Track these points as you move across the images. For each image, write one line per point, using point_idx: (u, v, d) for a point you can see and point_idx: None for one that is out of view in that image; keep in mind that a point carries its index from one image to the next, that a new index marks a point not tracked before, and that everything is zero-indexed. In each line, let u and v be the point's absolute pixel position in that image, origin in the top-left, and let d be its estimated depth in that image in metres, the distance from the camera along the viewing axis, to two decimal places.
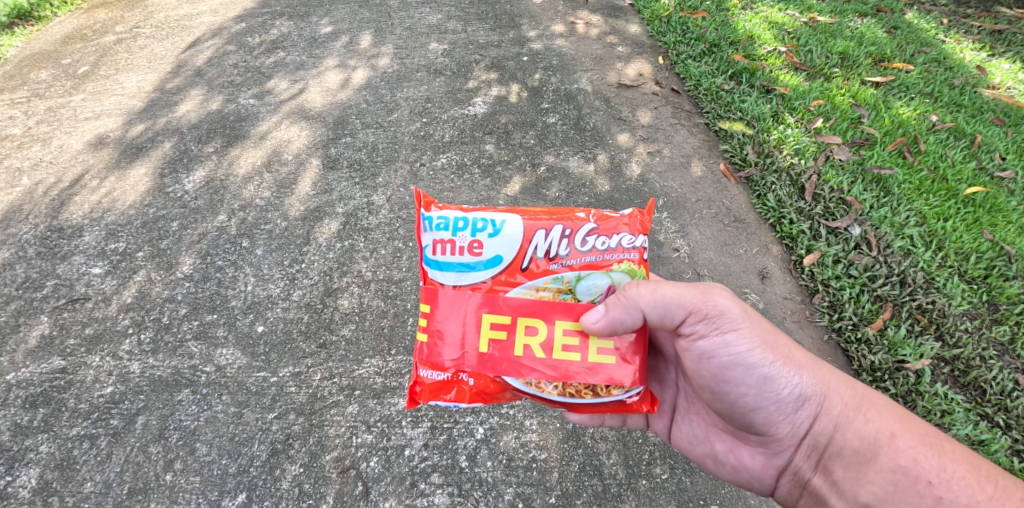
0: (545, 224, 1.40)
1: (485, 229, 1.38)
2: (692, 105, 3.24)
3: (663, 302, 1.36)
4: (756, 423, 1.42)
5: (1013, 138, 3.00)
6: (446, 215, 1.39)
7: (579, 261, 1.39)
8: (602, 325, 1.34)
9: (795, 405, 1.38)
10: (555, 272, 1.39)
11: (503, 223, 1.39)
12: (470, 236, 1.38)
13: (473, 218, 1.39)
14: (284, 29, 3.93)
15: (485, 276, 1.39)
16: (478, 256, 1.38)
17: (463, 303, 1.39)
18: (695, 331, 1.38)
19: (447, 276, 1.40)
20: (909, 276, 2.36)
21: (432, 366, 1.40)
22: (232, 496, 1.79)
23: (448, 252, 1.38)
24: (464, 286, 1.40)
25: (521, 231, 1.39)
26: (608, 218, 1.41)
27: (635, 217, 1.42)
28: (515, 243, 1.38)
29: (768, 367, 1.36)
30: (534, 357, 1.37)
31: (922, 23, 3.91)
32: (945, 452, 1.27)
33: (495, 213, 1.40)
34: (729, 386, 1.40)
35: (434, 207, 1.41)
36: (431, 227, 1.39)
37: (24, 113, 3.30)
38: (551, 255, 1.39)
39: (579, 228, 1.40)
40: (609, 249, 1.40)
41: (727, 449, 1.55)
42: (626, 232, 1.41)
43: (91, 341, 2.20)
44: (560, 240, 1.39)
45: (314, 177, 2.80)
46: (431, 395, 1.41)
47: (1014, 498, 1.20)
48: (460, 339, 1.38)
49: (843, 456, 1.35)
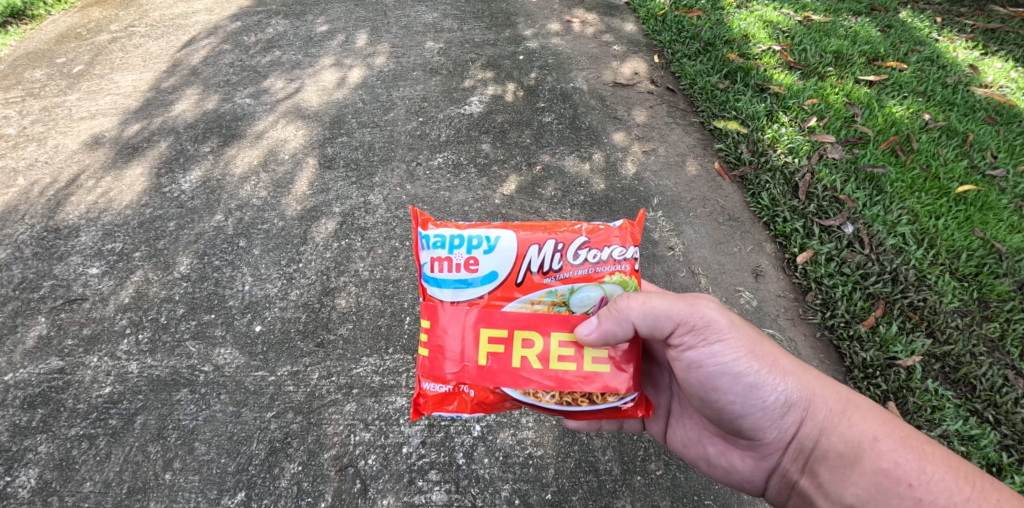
0: (538, 239, 1.41)
1: (480, 245, 1.40)
2: (687, 104, 3.27)
3: (653, 314, 1.37)
4: (745, 428, 1.45)
5: (1005, 137, 3.02)
6: (442, 233, 1.40)
7: (572, 275, 1.41)
8: (596, 337, 1.37)
9: (782, 411, 1.40)
10: (548, 286, 1.41)
11: (498, 239, 1.40)
12: (465, 253, 1.40)
13: (468, 235, 1.40)
14: (279, 28, 3.92)
15: (482, 291, 1.41)
16: (474, 272, 1.40)
17: (460, 319, 1.41)
18: (683, 341, 1.40)
19: (445, 292, 1.42)
20: (901, 273, 2.38)
21: (433, 380, 1.43)
22: (231, 495, 1.81)
23: (445, 269, 1.40)
24: (461, 302, 1.42)
25: (515, 246, 1.40)
26: (599, 231, 1.43)
27: (626, 228, 1.44)
28: (509, 259, 1.40)
29: (754, 376, 1.38)
30: (530, 369, 1.40)
31: (916, 22, 3.93)
32: (926, 455, 1.29)
33: (490, 230, 1.41)
34: (718, 394, 1.42)
35: (430, 225, 1.42)
36: (428, 245, 1.40)
37: (18, 113, 3.29)
38: (545, 269, 1.41)
39: (572, 241, 1.41)
40: (601, 262, 1.42)
41: (718, 452, 1.57)
42: (617, 244, 1.42)
43: (88, 341, 2.20)
44: (554, 254, 1.41)
45: (310, 177, 2.80)
46: (432, 407, 1.43)
47: (990, 499, 1.23)
48: (459, 354, 1.41)
49: (829, 459, 1.37)
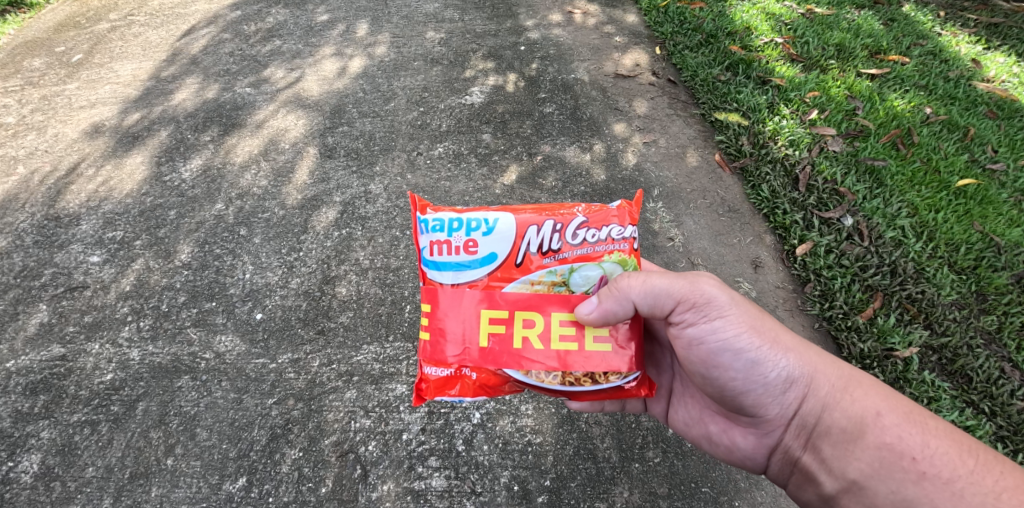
0: (536, 219, 1.43)
1: (479, 228, 1.41)
2: (687, 95, 3.26)
3: (653, 293, 1.38)
4: (746, 405, 1.46)
5: (1005, 131, 3.02)
6: (441, 217, 1.42)
7: (571, 255, 1.42)
8: (596, 315, 1.37)
9: (783, 387, 1.41)
10: (548, 266, 1.42)
11: (496, 222, 1.42)
12: (465, 236, 1.41)
13: (467, 218, 1.42)
14: (279, 17, 3.91)
15: (481, 273, 1.42)
16: (473, 255, 1.41)
17: (461, 301, 1.42)
18: (684, 319, 1.41)
19: (445, 275, 1.42)
20: (899, 266, 2.40)
21: (435, 364, 1.43)
22: (233, 479, 1.83)
23: (444, 252, 1.41)
24: (462, 284, 1.42)
25: (513, 228, 1.42)
26: (597, 211, 1.45)
27: (624, 208, 1.45)
28: (508, 240, 1.41)
29: (755, 352, 1.39)
30: (530, 351, 1.40)
31: (919, 16, 3.91)
32: (928, 429, 1.30)
33: (489, 212, 1.43)
34: (719, 371, 1.43)
35: (429, 210, 1.44)
36: (427, 229, 1.42)
37: (17, 101, 3.28)
38: (544, 250, 1.42)
39: (570, 222, 1.43)
40: (600, 241, 1.43)
41: (720, 430, 1.58)
42: (615, 223, 1.44)
43: (90, 327, 2.22)
44: (552, 234, 1.42)
45: (311, 166, 2.80)
46: (435, 391, 1.44)
47: (993, 472, 1.24)
48: (460, 336, 1.41)
49: (832, 435, 1.37)
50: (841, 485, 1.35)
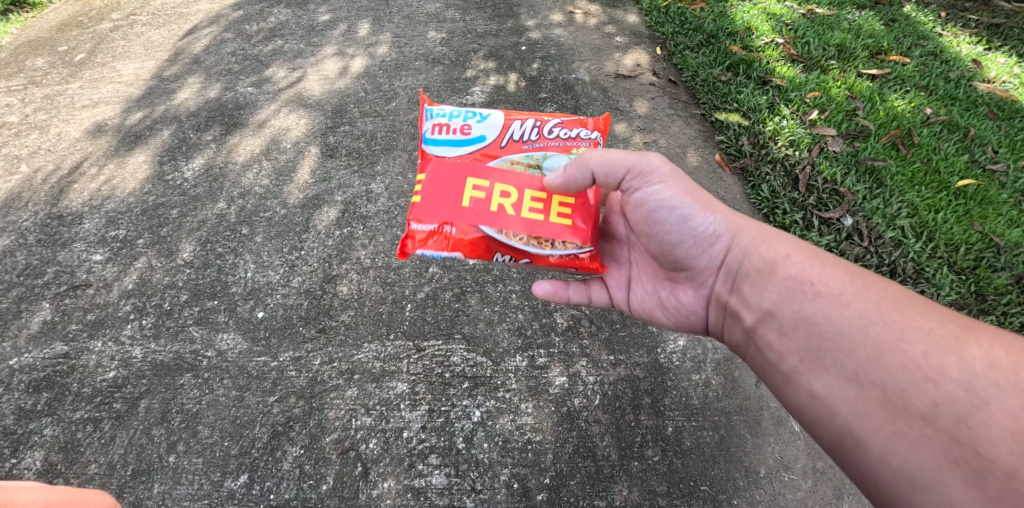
0: (520, 117, 1.77)
1: (474, 117, 1.76)
2: (688, 95, 3.27)
3: (610, 164, 1.57)
4: (680, 257, 1.57)
5: (1006, 132, 3.02)
6: (444, 109, 1.79)
7: (546, 145, 1.73)
8: (560, 181, 1.60)
9: (709, 241, 1.51)
10: (526, 152, 1.72)
11: (489, 113, 1.76)
12: (462, 121, 1.76)
13: (466, 110, 1.78)
14: (281, 17, 3.93)
15: (472, 149, 1.72)
16: (467, 134, 1.74)
17: (447, 165, 1.66)
18: (632, 188, 1.58)
19: (442, 148, 1.74)
20: (898, 266, 2.41)
21: (420, 220, 1.63)
22: (234, 476, 1.84)
23: (444, 132, 1.75)
24: (453, 156, 1.72)
25: (502, 120, 1.75)
26: (570, 118, 1.79)
27: (594, 120, 1.78)
28: (497, 127, 1.75)
29: (687, 210, 1.52)
30: (501, 216, 1.60)
31: (920, 16, 3.92)
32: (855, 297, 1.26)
33: (484, 110, 1.78)
34: (658, 227, 1.57)
35: (435, 104, 1.82)
36: (432, 115, 1.79)
37: (20, 101, 3.30)
38: (525, 138, 1.74)
39: (548, 122, 1.76)
40: (570, 138, 1.75)
41: (669, 292, 1.67)
42: (585, 128, 1.77)
43: (93, 325, 2.23)
44: (531, 129, 1.75)
45: (312, 165, 2.82)
46: (418, 245, 1.64)
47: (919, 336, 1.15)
48: (443, 191, 1.63)
49: (750, 277, 1.43)
50: (758, 317, 1.38)
